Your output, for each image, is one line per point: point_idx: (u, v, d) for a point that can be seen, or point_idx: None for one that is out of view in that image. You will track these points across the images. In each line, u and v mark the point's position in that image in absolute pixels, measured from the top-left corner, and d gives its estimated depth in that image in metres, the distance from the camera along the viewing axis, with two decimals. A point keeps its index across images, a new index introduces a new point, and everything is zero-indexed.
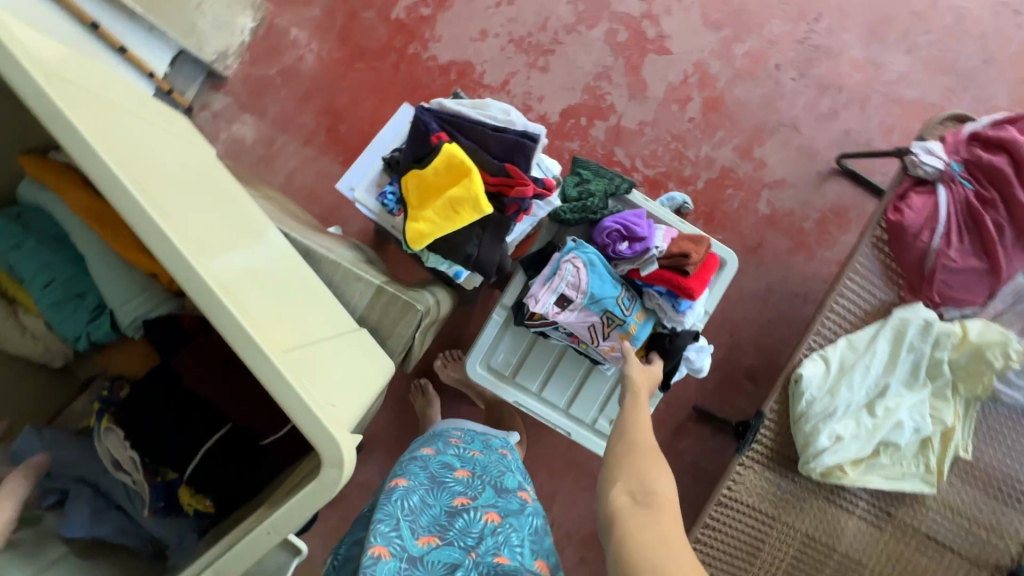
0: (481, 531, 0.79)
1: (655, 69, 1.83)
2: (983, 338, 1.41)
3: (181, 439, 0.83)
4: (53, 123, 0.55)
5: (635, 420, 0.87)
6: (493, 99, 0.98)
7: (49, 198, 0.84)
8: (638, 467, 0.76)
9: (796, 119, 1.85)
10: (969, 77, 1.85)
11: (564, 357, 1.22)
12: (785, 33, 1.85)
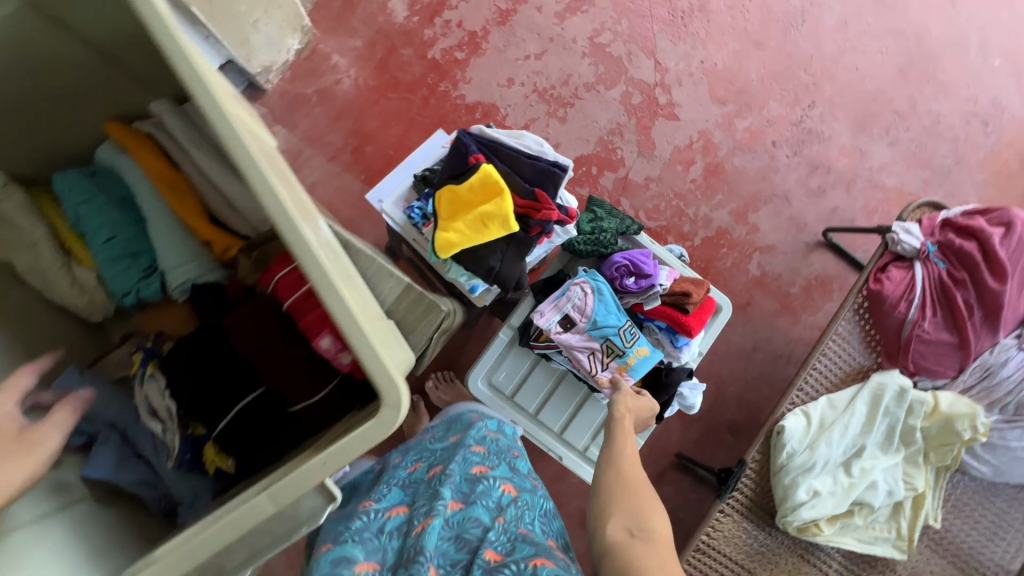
0: (500, 499, 0.82)
1: (664, 132, 1.99)
2: (953, 409, 1.50)
3: (213, 401, 0.86)
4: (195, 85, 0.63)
5: (624, 452, 0.82)
6: (528, 131, 1.08)
7: (127, 162, 0.98)
8: (634, 503, 0.73)
9: (788, 192, 2.01)
10: (944, 174, 2.05)
11: (563, 382, 1.27)
12: (782, 114, 2.03)
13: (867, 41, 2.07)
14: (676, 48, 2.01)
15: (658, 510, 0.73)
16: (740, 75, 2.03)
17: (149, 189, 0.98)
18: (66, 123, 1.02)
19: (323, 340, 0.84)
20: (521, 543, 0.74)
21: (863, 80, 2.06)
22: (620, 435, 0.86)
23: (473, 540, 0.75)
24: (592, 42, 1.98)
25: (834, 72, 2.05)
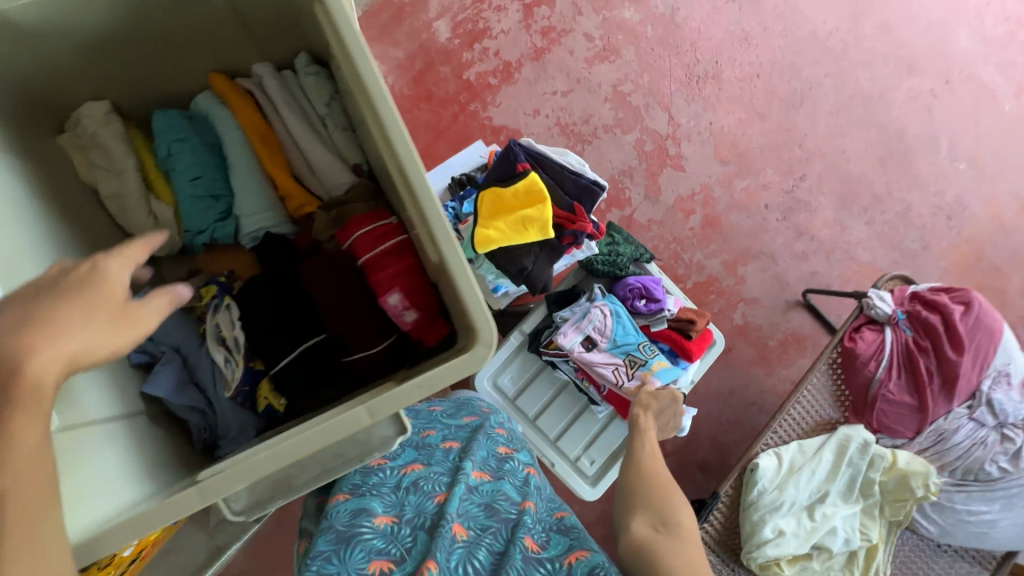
0: (524, 478, 0.91)
1: (669, 180, 2.14)
2: (909, 467, 1.61)
3: (275, 339, 0.86)
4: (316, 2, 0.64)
5: (642, 456, 0.87)
6: (570, 151, 1.18)
7: (221, 111, 1.01)
8: (650, 502, 0.77)
9: (773, 250, 2.17)
10: (911, 257, 2.25)
11: (563, 392, 1.32)
12: (775, 182, 2.22)
13: (854, 129, 2.28)
14: (688, 107, 2.19)
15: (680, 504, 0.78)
16: (743, 140, 2.21)
17: (240, 139, 1.01)
18: (180, 69, 0.99)
19: (391, 296, 0.71)
20: (555, 536, 0.80)
21: (846, 161, 2.26)
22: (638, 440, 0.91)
23: (504, 510, 0.81)
24: (614, 89, 2.14)
25: (825, 152, 2.26)
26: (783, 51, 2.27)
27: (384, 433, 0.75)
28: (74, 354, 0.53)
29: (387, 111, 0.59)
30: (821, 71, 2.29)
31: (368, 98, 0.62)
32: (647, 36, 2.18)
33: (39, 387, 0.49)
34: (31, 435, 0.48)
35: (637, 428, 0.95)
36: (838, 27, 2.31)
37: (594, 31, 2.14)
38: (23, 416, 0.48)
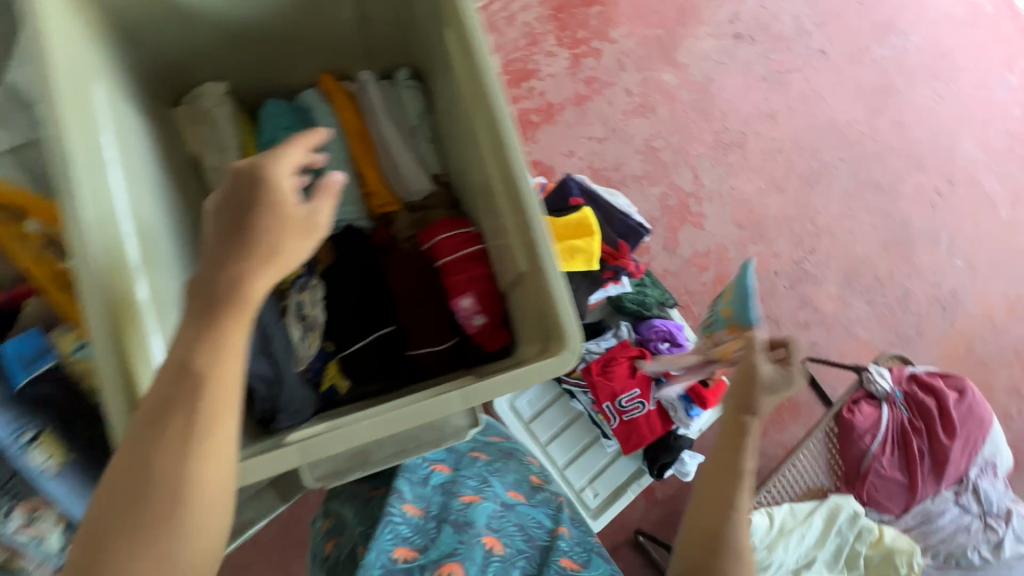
0: (559, 506, 0.87)
1: (688, 237, 2.19)
2: (895, 543, 1.64)
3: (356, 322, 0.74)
4: (445, 18, 0.68)
5: (721, 482, 0.81)
6: (620, 194, 1.26)
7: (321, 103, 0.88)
8: (700, 549, 0.78)
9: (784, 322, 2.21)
10: (907, 341, 2.26)
11: (576, 422, 1.35)
12: (787, 250, 2.26)
13: (870, 212, 2.35)
14: (714, 168, 2.25)
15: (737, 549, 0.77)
16: (761, 209, 2.26)
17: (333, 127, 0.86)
18: (291, 62, 0.90)
19: (463, 299, 0.75)
20: (593, 558, 0.81)
21: (864, 248, 2.31)
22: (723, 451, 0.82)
23: (537, 536, 0.80)
24: (645, 141, 2.22)
25: (838, 231, 2.32)
26: (809, 131, 2.35)
27: (461, 423, 0.72)
28: (269, 270, 0.50)
29: (507, 123, 0.62)
30: (841, 157, 2.40)
31: (483, 107, 0.65)
32: (682, 98, 2.28)
33: (237, 303, 0.49)
34: (229, 348, 0.49)
35: (724, 441, 0.83)
36: (858, 115, 2.41)
37: (633, 86, 2.24)
38: (223, 330, 0.48)
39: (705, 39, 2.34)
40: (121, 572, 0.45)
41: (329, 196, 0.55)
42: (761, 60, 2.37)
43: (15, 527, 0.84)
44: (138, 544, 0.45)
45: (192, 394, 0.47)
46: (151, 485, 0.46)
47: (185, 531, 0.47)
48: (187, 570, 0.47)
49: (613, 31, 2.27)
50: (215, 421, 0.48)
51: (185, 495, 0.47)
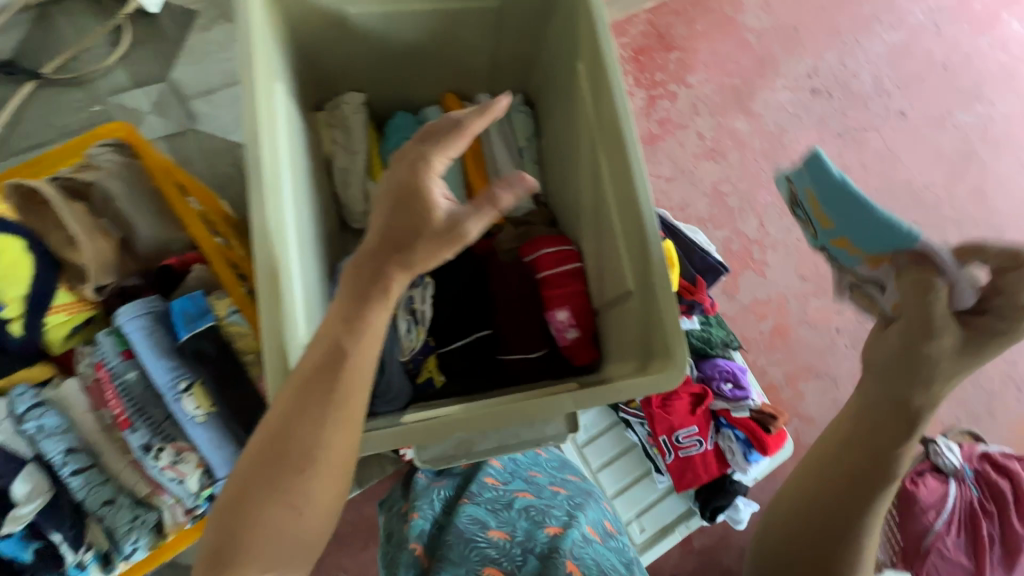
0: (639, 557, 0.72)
1: (746, 284, 1.40)
2: None
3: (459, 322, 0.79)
4: (583, 52, 0.71)
5: (870, 470, 0.58)
6: (700, 232, 1.23)
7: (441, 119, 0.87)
8: (828, 540, 0.60)
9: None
10: None
11: (630, 453, 1.29)
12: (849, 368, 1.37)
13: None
14: (781, 220, 1.43)
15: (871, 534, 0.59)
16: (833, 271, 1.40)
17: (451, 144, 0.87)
18: (419, 77, 0.86)
19: (560, 311, 0.79)
20: None
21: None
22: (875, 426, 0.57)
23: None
24: (712, 186, 1.43)
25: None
26: (900, 211, 1.41)
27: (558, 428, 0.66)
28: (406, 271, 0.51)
29: (636, 155, 0.64)
30: (924, 223, 1.48)
31: (612, 136, 0.67)
32: (755, 147, 1.46)
33: (382, 293, 0.50)
34: (373, 332, 0.50)
35: (880, 416, 0.57)
36: (938, 176, 1.46)
37: (705, 130, 1.45)
38: (370, 315, 0.50)
39: (784, 90, 1.50)
40: (256, 521, 0.46)
41: (489, 212, 0.50)
42: (887, 59, 1.54)
43: (159, 467, 0.67)
44: (270, 497, 0.46)
45: (337, 367, 0.49)
46: (289, 445, 0.47)
47: (310, 497, 0.48)
48: (304, 533, 0.48)
49: (704, 24, 1.53)
50: (353, 396, 0.49)
51: (318, 461, 0.48)
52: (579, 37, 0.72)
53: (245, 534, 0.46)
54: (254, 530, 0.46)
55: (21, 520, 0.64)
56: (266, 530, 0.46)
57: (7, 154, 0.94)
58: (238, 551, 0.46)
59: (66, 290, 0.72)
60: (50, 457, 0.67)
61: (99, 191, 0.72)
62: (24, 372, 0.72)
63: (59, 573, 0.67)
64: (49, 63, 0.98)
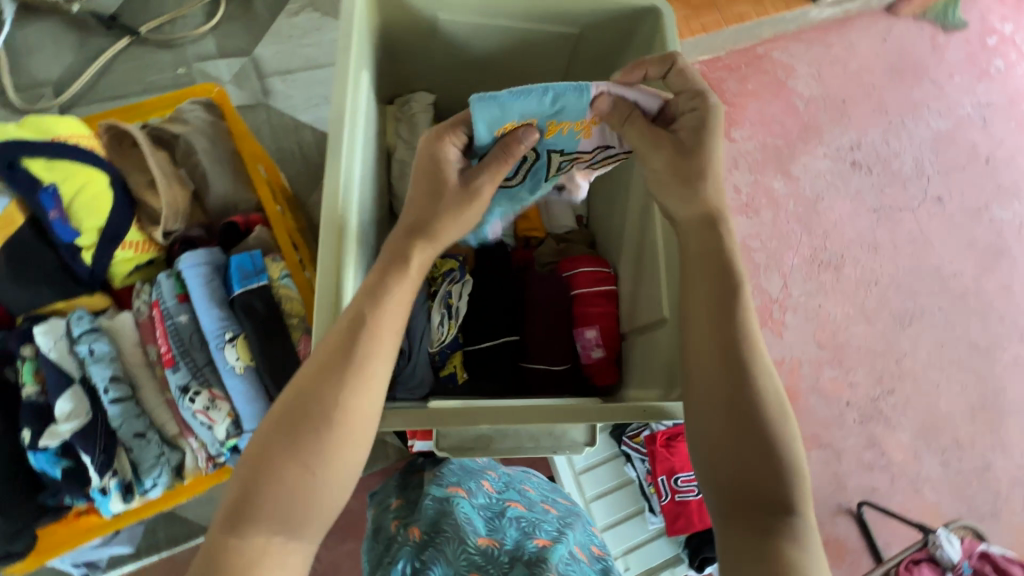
0: None
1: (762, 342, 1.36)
2: None
3: (488, 324, 0.80)
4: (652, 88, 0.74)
5: (702, 325, 0.54)
6: None
7: None
8: (752, 451, 0.49)
9: (860, 490, 1.30)
10: None
11: (625, 489, 1.22)
12: (856, 445, 1.32)
13: (982, 454, 1.34)
14: (805, 285, 1.40)
15: (775, 397, 0.51)
16: (851, 343, 1.38)
17: None
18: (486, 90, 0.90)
19: (588, 330, 0.80)
20: None
21: (954, 428, 1.35)
22: (709, 283, 0.56)
23: None
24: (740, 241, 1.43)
25: (926, 392, 1.37)
26: (922, 295, 1.42)
27: (576, 438, 0.64)
28: (427, 242, 0.55)
29: None
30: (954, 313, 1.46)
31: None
32: (790, 209, 1.46)
33: (403, 263, 0.53)
34: (397, 297, 0.52)
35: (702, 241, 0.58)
36: (965, 267, 1.46)
37: (741, 185, 1.46)
38: (393, 281, 0.52)
39: (824, 158, 1.50)
40: (276, 472, 0.43)
41: (496, 171, 0.58)
42: (931, 144, 1.54)
43: (191, 410, 0.70)
44: (284, 463, 0.43)
45: (361, 324, 0.49)
46: (307, 406, 0.45)
47: (321, 466, 0.44)
48: (310, 515, 0.43)
49: (756, 82, 1.54)
50: (372, 361, 0.48)
51: (335, 424, 0.45)
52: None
53: (252, 505, 0.42)
54: (263, 501, 0.42)
55: (59, 436, 0.66)
56: (275, 503, 0.42)
57: (93, 99, 1.00)
58: (245, 526, 0.41)
59: (137, 229, 0.76)
60: (95, 382, 0.69)
61: (184, 144, 0.77)
62: (86, 298, 0.75)
63: (104, 480, 0.67)
64: (146, 23, 1.05)
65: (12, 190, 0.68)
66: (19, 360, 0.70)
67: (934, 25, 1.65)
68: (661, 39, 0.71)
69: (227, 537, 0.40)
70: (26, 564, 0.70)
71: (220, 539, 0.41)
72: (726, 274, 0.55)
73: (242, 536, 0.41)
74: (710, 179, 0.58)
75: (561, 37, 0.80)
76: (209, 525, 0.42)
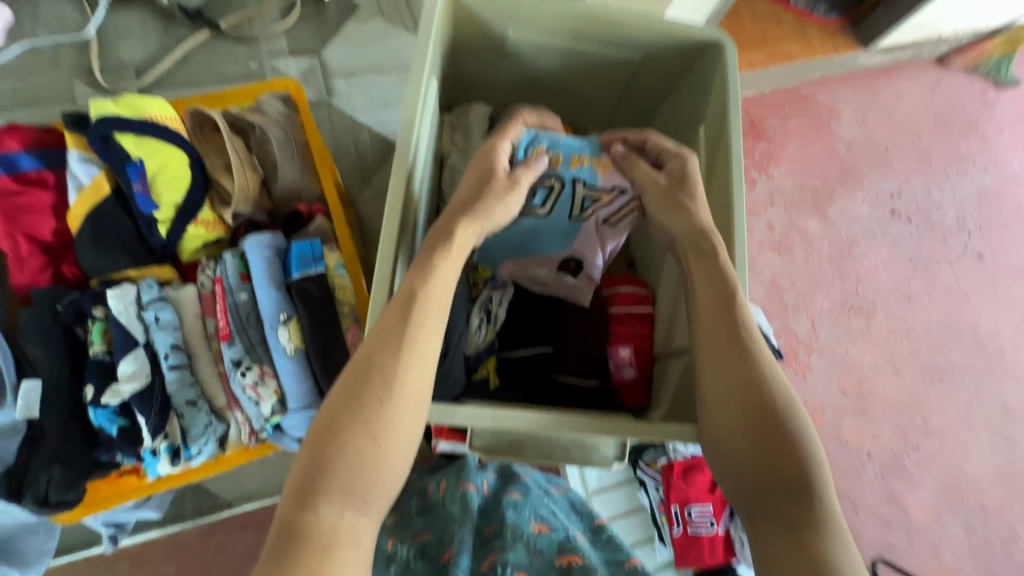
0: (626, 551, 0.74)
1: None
2: None
3: (524, 334, 0.82)
4: (709, 118, 0.76)
5: (707, 338, 0.57)
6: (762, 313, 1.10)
7: None
8: (772, 452, 0.50)
9: (875, 546, 1.25)
10: None
11: (636, 515, 1.21)
12: (875, 499, 1.28)
13: (1009, 523, 1.29)
14: (833, 329, 1.39)
15: (786, 395, 0.53)
16: (877, 393, 1.35)
17: None
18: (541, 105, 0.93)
19: (624, 349, 0.79)
20: None
21: (980, 492, 1.31)
22: (708, 293, 0.59)
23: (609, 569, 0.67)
24: (771, 278, 1.42)
25: (953, 452, 1.33)
26: (955, 350, 1.39)
27: (606, 452, 0.64)
28: (473, 222, 0.57)
29: (738, 218, 0.67)
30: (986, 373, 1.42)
31: (719, 200, 0.71)
32: (823, 251, 1.45)
33: (447, 237, 0.55)
34: (443, 272, 0.53)
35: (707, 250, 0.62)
36: (1002, 327, 1.42)
37: (777, 222, 1.46)
38: (439, 258, 0.54)
39: (863, 204, 1.49)
40: (344, 445, 0.45)
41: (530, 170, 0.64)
42: (974, 199, 1.52)
43: (241, 385, 0.72)
44: (349, 436, 0.45)
45: (411, 298, 0.51)
46: (366, 378, 0.47)
47: (385, 435, 0.46)
48: (378, 487, 0.45)
49: (799, 122, 1.55)
50: (419, 334, 0.50)
51: (394, 395, 0.47)
52: (708, 103, 0.77)
53: (322, 479, 0.44)
54: (333, 474, 0.44)
55: (120, 395, 0.69)
56: (342, 474, 0.44)
57: (169, 85, 1.06)
58: (319, 500, 0.43)
59: (209, 208, 0.80)
60: (157, 347, 0.72)
61: (260, 133, 0.82)
62: (155, 268, 0.77)
63: (154, 442, 0.70)
64: (226, 18, 1.11)
65: (103, 161, 0.75)
66: (91, 319, 0.73)
67: (985, 80, 1.64)
68: (722, 72, 0.73)
69: (301, 511, 0.42)
70: (74, 515, 0.74)
71: (294, 515, 0.42)
72: (720, 284, 0.59)
73: (317, 510, 0.43)
74: (697, 205, 0.64)
75: (621, 62, 0.82)
76: (282, 500, 0.44)
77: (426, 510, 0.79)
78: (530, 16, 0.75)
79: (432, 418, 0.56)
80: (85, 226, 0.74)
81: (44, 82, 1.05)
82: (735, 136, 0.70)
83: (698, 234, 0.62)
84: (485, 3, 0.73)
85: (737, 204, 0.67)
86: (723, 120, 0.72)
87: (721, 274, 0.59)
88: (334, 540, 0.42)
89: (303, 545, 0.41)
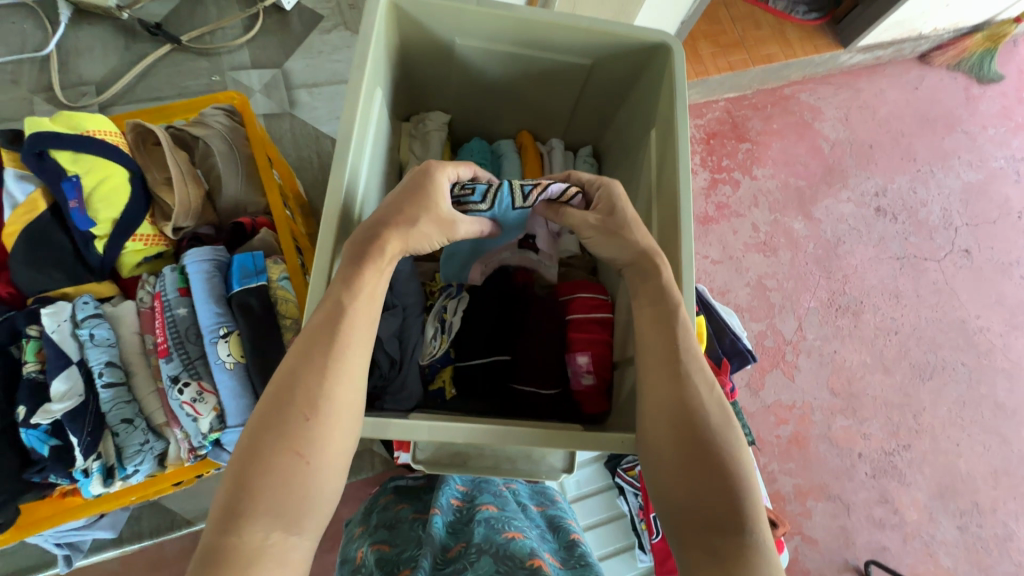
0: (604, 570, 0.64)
1: (773, 384, 1.32)
2: None
3: (482, 342, 0.81)
4: (659, 120, 0.76)
5: (648, 356, 0.57)
6: (734, 319, 1.11)
7: (512, 158, 0.92)
8: (704, 478, 0.49)
9: (868, 548, 1.22)
10: None
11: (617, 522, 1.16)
12: (866, 500, 1.26)
13: (1005, 521, 1.26)
14: (820, 329, 1.37)
15: (718, 413, 0.53)
16: (867, 392, 1.33)
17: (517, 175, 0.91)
18: (500, 110, 0.93)
19: (581, 355, 0.78)
20: None
21: (974, 491, 1.28)
22: (651, 311, 0.59)
23: None
24: (756, 279, 1.41)
25: (945, 450, 1.30)
26: (943, 348, 1.38)
27: (555, 463, 0.65)
28: (400, 238, 0.56)
29: (684, 224, 0.65)
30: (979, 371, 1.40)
31: (668, 203, 0.70)
32: (809, 251, 1.44)
33: (379, 253, 0.54)
34: (369, 285, 0.53)
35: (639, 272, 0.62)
36: (992, 323, 1.41)
37: (760, 223, 1.45)
38: (368, 271, 0.53)
39: (848, 202, 1.48)
40: (269, 466, 0.44)
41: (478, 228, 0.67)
42: (959, 195, 1.51)
43: (178, 401, 0.71)
44: (273, 455, 0.44)
45: (336, 313, 0.51)
46: (292, 396, 0.46)
47: (314, 453, 0.45)
48: (306, 507, 0.44)
49: (781, 122, 1.55)
50: (346, 351, 0.50)
51: (322, 411, 0.47)
52: (657, 106, 0.77)
53: (248, 501, 0.42)
54: (258, 495, 0.43)
55: (51, 415, 0.67)
56: (269, 497, 0.43)
57: (130, 100, 1.06)
58: (243, 523, 0.41)
59: (149, 223, 0.80)
60: (91, 365, 0.71)
61: (203, 145, 0.82)
62: (93, 286, 0.78)
63: (86, 462, 0.68)
64: (188, 33, 1.11)
65: (39, 178, 0.75)
66: (24, 338, 0.72)
67: (968, 76, 1.64)
68: (671, 72, 0.72)
69: (224, 535, 0.41)
70: (10, 538, 0.72)
71: (217, 540, 0.41)
72: (661, 302, 0.58)
73: (240, 534, 0.41)
74: (634, 228, 0.63)
75: (574, 67, 0.82)
76: (206, 524, 0.42)
77: (391, 528, 0.72)
78: (474, 24, 0.75)
79: (368, 433, 0.55)
80: (19, 244, 0.74)
81: (4, 99, 1.05)
82: (682, 139, 0.69)
83: (641, 255, 0.62)
84: (427, 12, 0.73)
85: (685, 210, 0.66)
86: (671, 122, 0.71)
87: (662, 291, 0.59)
88: (257, 562, 0.41)
89: (226, 568, 0.40)
